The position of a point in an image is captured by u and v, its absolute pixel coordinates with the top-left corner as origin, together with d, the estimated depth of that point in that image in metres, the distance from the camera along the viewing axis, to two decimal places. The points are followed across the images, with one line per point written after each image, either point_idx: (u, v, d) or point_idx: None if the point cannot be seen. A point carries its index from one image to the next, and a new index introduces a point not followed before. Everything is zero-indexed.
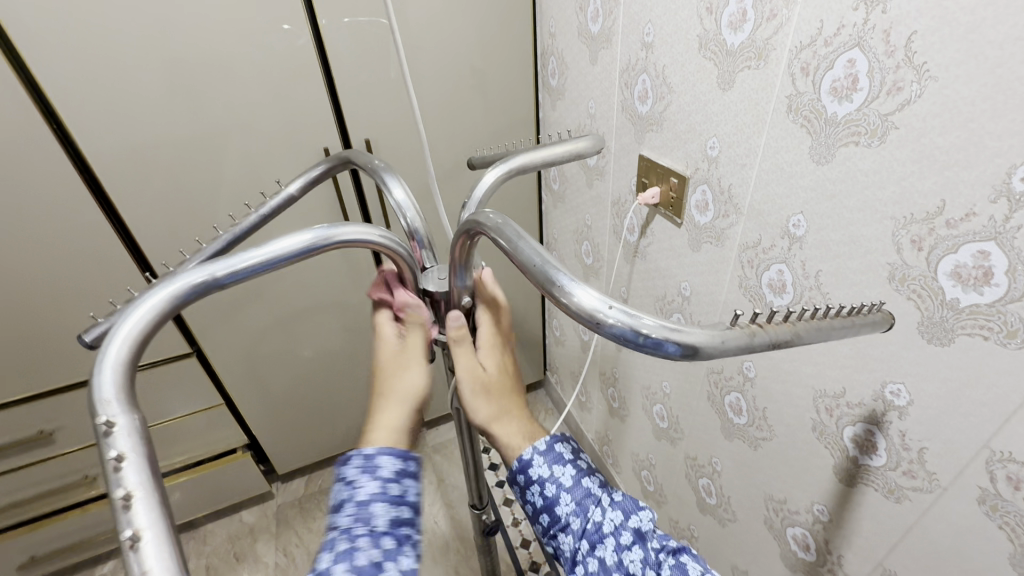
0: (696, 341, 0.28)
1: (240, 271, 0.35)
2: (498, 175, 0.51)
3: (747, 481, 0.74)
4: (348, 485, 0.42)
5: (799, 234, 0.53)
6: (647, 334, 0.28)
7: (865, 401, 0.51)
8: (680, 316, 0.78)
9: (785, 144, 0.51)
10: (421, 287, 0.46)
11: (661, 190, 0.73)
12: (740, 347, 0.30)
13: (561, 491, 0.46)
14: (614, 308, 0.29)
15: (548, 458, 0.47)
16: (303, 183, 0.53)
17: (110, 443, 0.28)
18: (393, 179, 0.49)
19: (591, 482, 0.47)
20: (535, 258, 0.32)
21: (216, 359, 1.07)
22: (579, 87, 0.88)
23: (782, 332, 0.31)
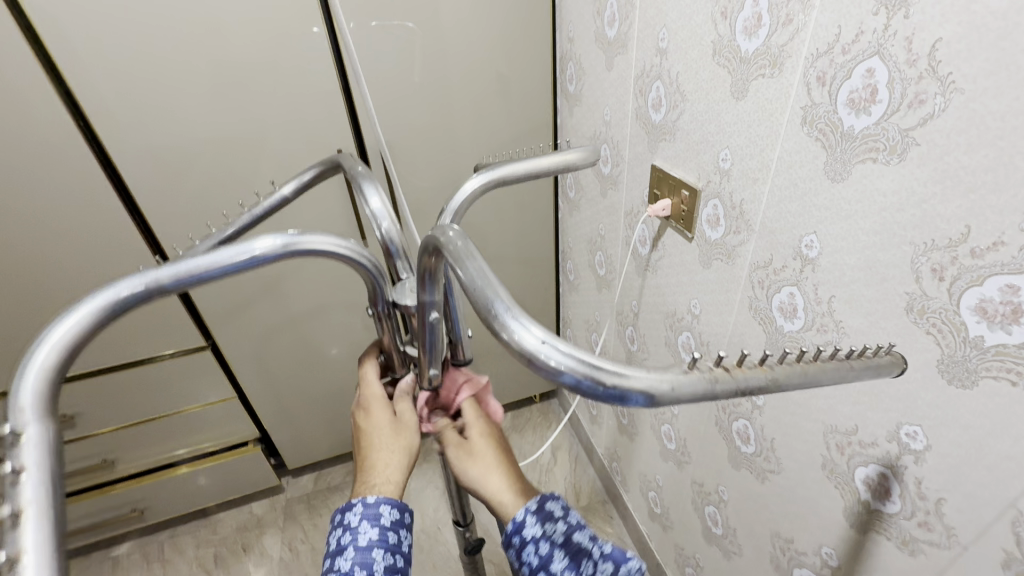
0: (644, 387, 0.26)
1: (186, 276, 0.35)
2: (481, 185, 0.49)
3: (755, 515, 0.69)
4: (350, 531, 0.44)
5: (812, 256, 0.49)
6: (602, 382, 0.26)
7: (880, 442, 0.46)
8: (689, 335, 0.74)
9: (799, 158, 0.48)
10: (393, 299, 0.45)
11: (673, 202, 0.70)
12: (696, 394, 0.27)
13: (554, 549, 0.43)
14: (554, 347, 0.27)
15: (539, 517, 0.46)
16: (296, 186, 0.52)
17: (13, 455, 0.28)
18: (372, 188, 0.48)
19: (582, 535, 0.45)
20: (477, 283, 0.30)
21: (230, 353, 1.09)
22: (595, 93, 0.86)
23: (755, 379, 0.28)
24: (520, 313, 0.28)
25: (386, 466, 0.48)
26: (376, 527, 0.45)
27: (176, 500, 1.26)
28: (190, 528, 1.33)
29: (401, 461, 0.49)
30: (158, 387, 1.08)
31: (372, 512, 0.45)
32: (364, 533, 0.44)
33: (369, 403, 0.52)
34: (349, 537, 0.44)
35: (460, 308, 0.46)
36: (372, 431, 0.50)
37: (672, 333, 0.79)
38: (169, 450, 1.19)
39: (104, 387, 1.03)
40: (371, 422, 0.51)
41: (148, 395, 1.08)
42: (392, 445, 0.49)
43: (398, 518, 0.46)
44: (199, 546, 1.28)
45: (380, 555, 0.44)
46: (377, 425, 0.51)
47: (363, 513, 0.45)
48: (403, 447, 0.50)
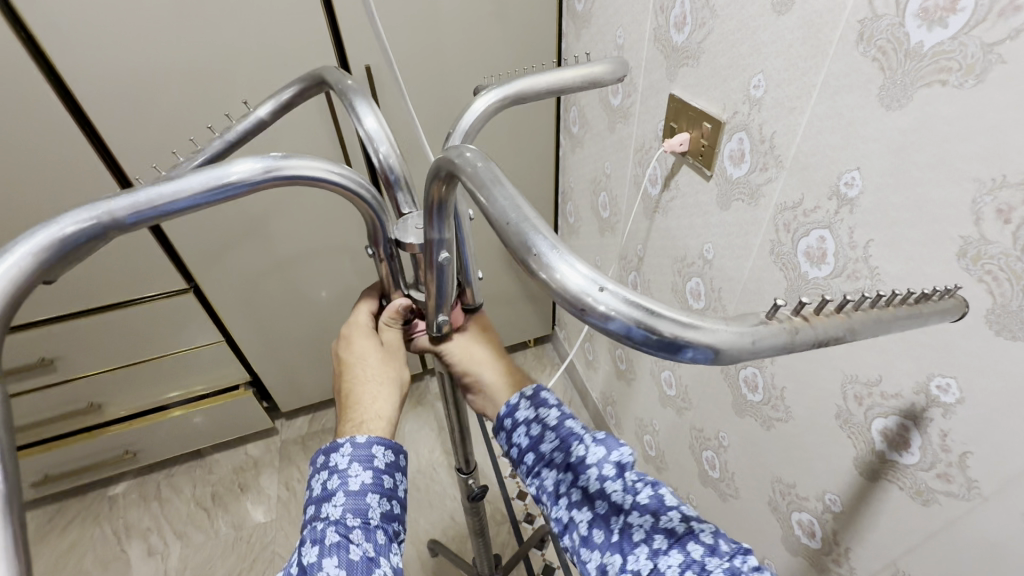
0: (719, 341, 0.22)
1: (145, 207, 0.29)
2: (492, 103, 0.43)
3: (755, 460, 0.69)
4: (339, 475, 0.41)
5: (851, 195, 0.45)
6: (661, 337, 0.22)
7: (905, 393, 0.44)
8: (699, 281, 0.71)
9: (847, 83, 0.42)
10: (395, 237, 0.39)
11: (692, 136, 0.64)
12: (775, 347, 0.23)
13: (545, 430, 0.48)
14: (606, 290, 0.22)
15: (532, 403, 0.50)
16: (274, 107, 0.44)
17: None
18: (365, 104, 0.40)
19: (575, 424, 0.48)
20: (510, 215, 0.25)
21: (213, 296, 1.04)
22: (607, 13, 0.77)
23: (836, 329, 0.25)
24: (567, 252, 0.23)
25: (374, 402, 0.44)
26: (369, 470, 0.41)
27: (169, 442, 1.25)
28: (186, 467, 1.33)
29: (391, 397, 0.46)
30: (141, 330, 1.03)
31: (363, 453, 0.42)
32: (355, 477, 0.41)
33: (351, 333, 0.47)
34: (339, 481, 0.41)
35: (470, 246, 0.41)
36: (358, 364, 0.46)
37: (680, 279, 0.76)
38: (158, 393, 1.16)
39: (84, 329, 0.99)
40: (354, 353, 0.46)
41: (131, 339, 1.04)
42: (380, 377, 0.45)
43: (393, 460, 0.43)
44: (196, 485, 1.29)
45: (375, 500, 0.41)
46: (362, 357, 0.46)
47: (353, 454, 0.41)
48: (393, 380, 0.46)
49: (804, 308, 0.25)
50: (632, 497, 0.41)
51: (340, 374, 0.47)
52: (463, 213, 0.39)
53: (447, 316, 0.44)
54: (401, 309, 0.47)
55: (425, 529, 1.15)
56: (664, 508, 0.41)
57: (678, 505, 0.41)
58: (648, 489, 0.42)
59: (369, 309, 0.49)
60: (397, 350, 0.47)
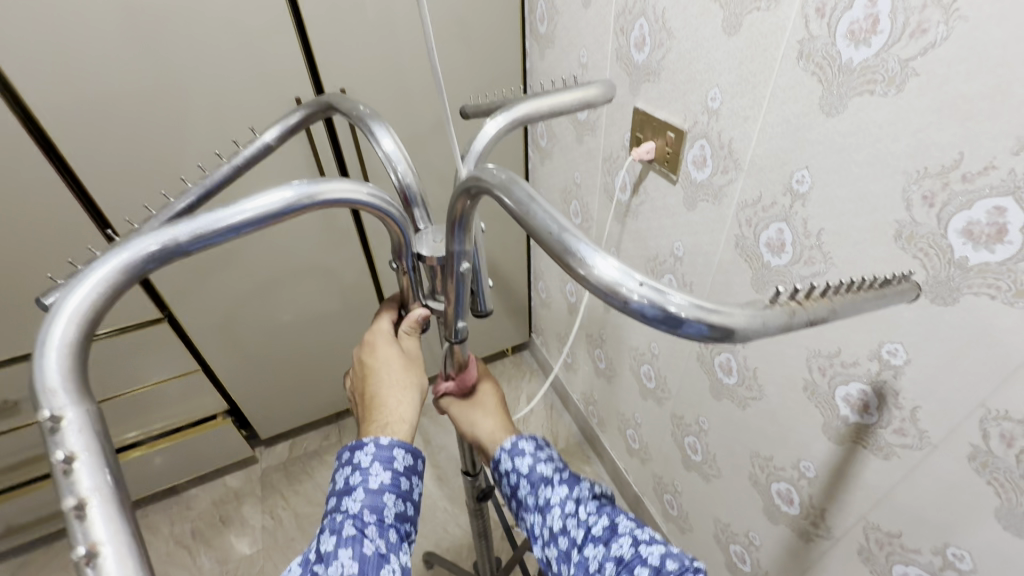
0: (734, 322, 0.26)
1: (202, 235, 0.31)
2: (501, 126, 0.47)
3: (734, 439, 0.75)
4: (361, 471, 0.43)
5: (803, 191, 0.51)
6: (684, 318, 0.26)
7: (862, 361, 0.51)
8: (671, 277, 0.77)
9: (792, 94, 0.49)
10: (415, 250, 0.42)
11: (657, 145, 0.70)
12: (780, 327, 0.27)
13: (519, 479, 0.52)
14: (639, 283, 0.26)
15: (507, 451, 0.53)
16: (284, 131, 0.46)
17: (58, 442, 0.25)
18: (381, 128, 0.44)
19: (545, 466, 0.52)
20: (550, 225, 0.29)
21: (189, 324, 1.02)
22: (569, 34, 0.83)
23: (824, 309, 0.29)
24: (600, 250, 0.27)
25: (399, 406, 0.46)
26: (388, 471, 0.43)
27: (143, 479, 1.21)
28: (161, 506, 1.28)
29: (413, 401, 0.48)
30: (112, 365, 1.00)
31: (385, 454, 0.43)
32: (376, 475, 0.43)
33: (373, 339, 0.49)
34: (360, 477, 0.42)
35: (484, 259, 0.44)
36: (382, 369, 0.48)
37: (653, 277, 0.81)
38: (131, 429, 1.12)
39: None
40: (378, 359, 0.48)
41: (101, 374, 1.00)
42: (403, 381, 0.47)
43: (411, 464, 0.45)
44: (173, 523, 1.24)
45: (391, 499, 0.43)
46: (385, 362, 0.48)
47: (376, 454, 0.43)
48: (414, 384, 0.48)
49: (797, 294, 0.29)
50: (586, 531, 0.46)
51: (364, 379, 0.49)
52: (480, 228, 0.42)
53: (464, 323, 0.47)
54: (419, 319, 0.50)
55: (419, 543, 1.15)
56: (614, 536, 0.45)
57: (630, 530, 0.45)
58: (601, 522, 0.46)
59: (390, 317, 0.52)
60: (417, 357, 0.50)
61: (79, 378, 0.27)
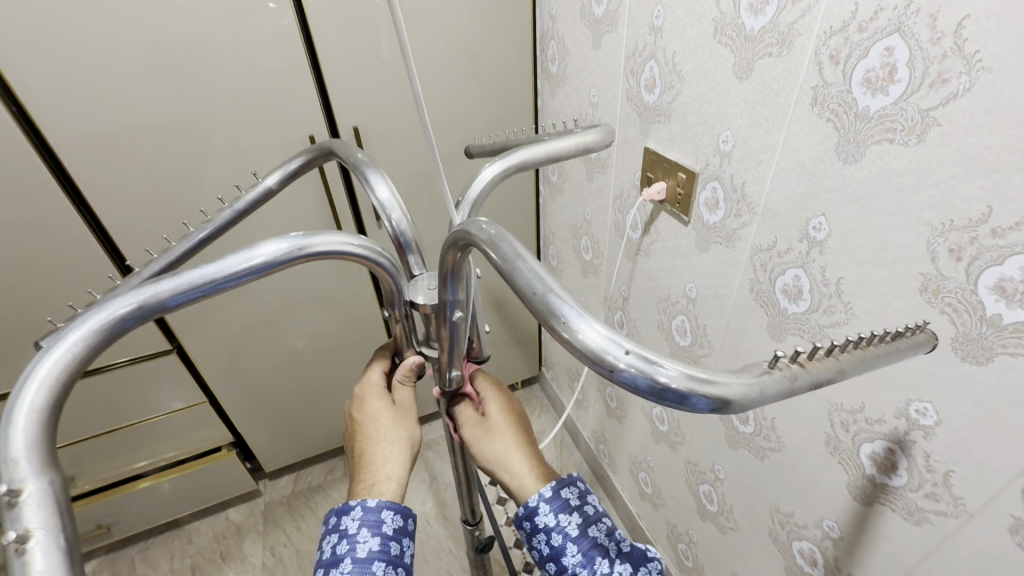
0: (730, 394, 0.24)
1: (186, 291, 0.31)
2: (499, 172, 0.46)
3: (752, 492, 0.71)
4: (348, 540, 0.40)
5: (820, 238, 0.49)
6: (675, 389, 0.24)
7: (888, 419, 0.48)
8: (684, 319, 0.75)
9: (807, 140, 0.47)
10: (408, 298, 0.40)
11: (668, 186, 0.69)
12: (780, 395, 0.26)
13: (567, 542, 0.45)
14: (627, 350, 0.25)
15: (553, 503, 0.47)
16: (283, 176, 0.46)
17: (16, 517, 0.24)
18: (377, 175, 0.43)
19: (598, 530, 0.46)
20: (534, 285, 0.28)
21: (197, 357, 1.02)
22: (580, 73, 0.83)
23: (826, 374, 0.27)
24: (586, 314, 0.26)
25: (385, 464, 0.45)
26: (377, 536, 0.41)
27: (145, 513, 1.19)
28: (162, 539, 1.26)
29: (401, 458, 0.46)
30: (118, 396, 1.00)
31: (373, 518, 0.41)
32: (363, 543, 0.40)
33: (363, 393, 0.48)
34: (347, 546, 0.40)
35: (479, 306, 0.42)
36: (370, 424, 0.46)
37: (665, 317, 0.79)
38: (135, 461, 1.11)
39: None
40: (367, 413, 0.47)
41: (109, 406, 1.00)
42: (390, 438, 0.46)
43: (402, 525, 0.43)
44: (173, 558, 1.21)
45: (380, 569, 0.40)
46: (374, 417, 0.46)
47: (363, 518, 0.41)
48: (404, 440, 0.46)
49: (799, 357, 0.27)
50: None
51: (353, 434, 0.48)
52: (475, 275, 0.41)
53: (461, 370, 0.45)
54: (414, 367, 0.48)
55: None
56: None
57: None
58: None
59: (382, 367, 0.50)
60: (409, 410, 0.48)
61: (46, 444, 0.26)
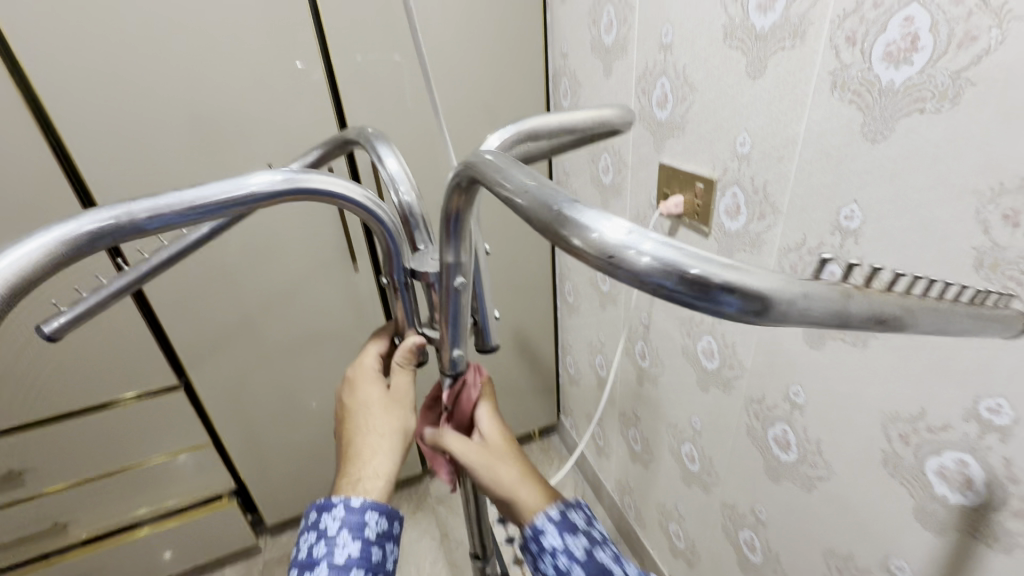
0: (763, 287, 0.19)
1: (167, 213, 0.27)
2: (506, 140, 0.41)
3: (801, 534, 0.63)
4: (326, 542, 0.40)
5: (854, 227, 0.46)
6: (693, 277, 0.19)
7: (955, 424, 0.42)
8: (710, 339, 0.70)
9: (829, 126, 0.46)
10: (412, 267, 0.39)
11: (686, 199, 0.67)
12: (830, 312, 0.20)
13: (573, 565, 0.40)
14: (642, 233, 0.21)
15: (559, 525, 0.41)
16: (305, 166, 0.46)
17: None
18: (387, 149, 0.42)
19: (606, 554, 0.41)
20: (530, 181, 0.26)
21: (204, 394, 0.99)
22: (592, 102, 0.85)
23: (894, 303, 0.22)
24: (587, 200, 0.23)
25: (372, 459, 0.43)
26: (358, 541, 0.40)
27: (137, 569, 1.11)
28: None
29: (391, 452, 0.44)
30: (121, 434, 0.97)
31: (354, 521, 0.40)
32: (342, 548, 0.40)
33: (357, 376, 0.48)
34: (324, 549, 0.40)
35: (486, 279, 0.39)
36: (361, 411, 0.45)
37: (690, 340, 0.75)
38: (132, 509, 1.06)
39: (58, 435, 0.92)
40: (359, 400, 0.46)
41: (111, 445, 0.97)
42: (381, 428, 0.44)
43: (386, 530, 0.42)
44: None
45: None
46: (365, 404, 0.46)
47: (344, 521, 0.40)
48: (395, 431, 0.45)
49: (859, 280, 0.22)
50: None
51: (344, 420, 0.47)
52: (482, 248, 0.39)
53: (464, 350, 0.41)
54: (415, 347, 0.45)
55: None
56: None
57: None
58: None
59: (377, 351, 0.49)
60: (403, 398, 0.46)
61: None
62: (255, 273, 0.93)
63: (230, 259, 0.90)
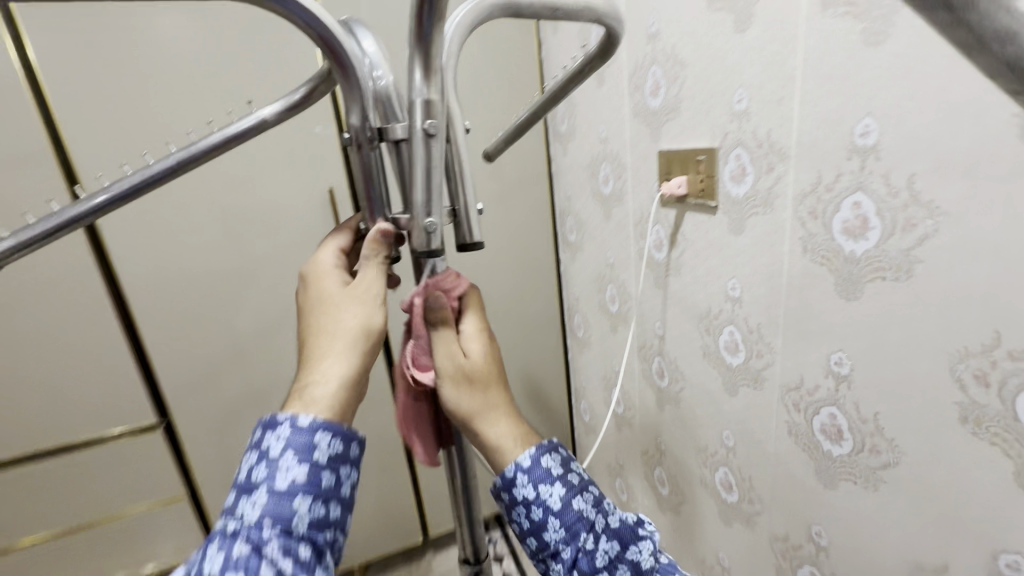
0: None
1: None
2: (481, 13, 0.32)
3: (875, 553, 0.50)
4: (268, 465, 0.35)
5: (871, 144, 0.42)
6: None
7: None
8: (733, 329, 0.63)
9: (827, 46, 0.44)
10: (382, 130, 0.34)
11: (689, 178, 0.64)
12: None
13: (548, 516, 0.42)
14: None
15: (532, 480, 0.43)
16: (284, 106, 0.44)
17: None
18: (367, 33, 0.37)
19: (581, 504, 0.43)
20: None
21: (186, 436, 0.91)
22: (588, 117, 0.87)
23: None
24: None
25: (321, 363, 0.38)
26: (305, 464, 0.35)
27: None
28: None
29: (344, 357, 0.38)
30: (88, 482, 0.87)
31: (301, 441, 0.35)
32: (285, 471, 0.35)
33: (313, 274, 0.42)
34: (265, 471, 0.35)
35: (469, 158, 0.33)
36: (314, 308, 0.40)
37: (710, 338, 0.67)
38: None
39: (20, 479, 0.84)
40: (313, 298, 0.41)
41: (76, 494, 0.87)
42: (332, 329, 0.39)
43: (340, 452, 0.37)
44: None
45: (303, 504, 0.34)
46: (319, 302, 0.40)
47: (289, 440, 0.35)
48: (347, 332, 0.39)
49: None
50: None
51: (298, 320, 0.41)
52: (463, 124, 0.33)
53: (433, 219, 0.32)
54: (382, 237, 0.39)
55: None
56: None
57: None
58: None
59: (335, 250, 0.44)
60: (360, 294, 0.40)
61: None
62: (249, 299, 0.89)
63: (224, 283, 0.87)
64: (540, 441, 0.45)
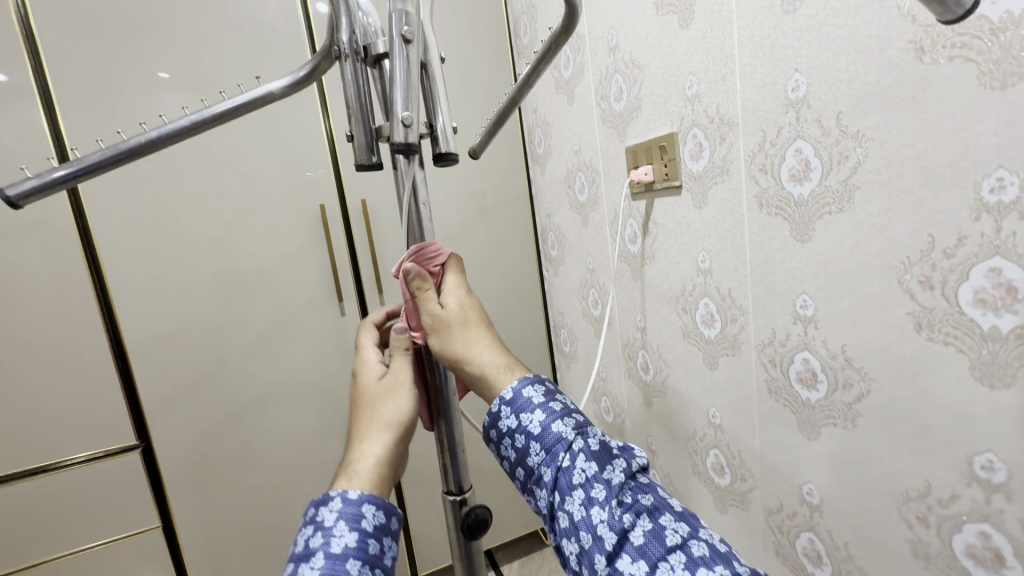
0: None
1: None
2: None
3: (866, 495, 0.50)
4: (323, 533, 0.35)
5: (801, 95, 0.48)
6: None
7: (968, 229, 0.38)
8: (708, 301, 0.65)
9: (755, 23, 0.51)
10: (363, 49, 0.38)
11: (654, 166, 0.70)
12: None
13: (530, 440, 0.40)
14: None
15: (513, 407, 0.41)
16: (291, 81, 0.40)
17: None
18: None
19: (563, 427, 0.40)
20: None
21: (163, 458, 0.88)
22: (562, 134, 0.94)
23: None
24: None
25: (363, 443, 0.40)
26: (356, 531, 0.35)
27: None
28: None
29: (381, 437, 0.41)
30: (51, 512, 0.82)
31: (352, 510, 0.36)
32: (339, 537, 0.35)
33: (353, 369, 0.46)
34: (320, 539, 0.35)
35: (441, 84, 0.39)
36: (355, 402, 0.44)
37: (688, 316, 0.70)
38: None
39: None
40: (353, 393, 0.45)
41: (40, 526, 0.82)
42: (370, 417, 0.42)
43: (384, 524, 0.37)
44: None
45: (354, 567, 0.34)
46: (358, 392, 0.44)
47: (342, 511, 0.36)
48: (382, 420, 0.41)
49: None
50: (623, 528, 0.34)
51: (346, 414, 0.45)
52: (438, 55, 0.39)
53: (412, 114, 0.35)
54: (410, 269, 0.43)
55: None
56: (657, 547, 0.33)
57: (681, 543, 0.32)
58: (642, 523, 0.34)
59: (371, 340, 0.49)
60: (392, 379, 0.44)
61: None
62: (237, 313, 0.90)
63: (214, 296, 0.89)
64: (526, 374, 0.44)
